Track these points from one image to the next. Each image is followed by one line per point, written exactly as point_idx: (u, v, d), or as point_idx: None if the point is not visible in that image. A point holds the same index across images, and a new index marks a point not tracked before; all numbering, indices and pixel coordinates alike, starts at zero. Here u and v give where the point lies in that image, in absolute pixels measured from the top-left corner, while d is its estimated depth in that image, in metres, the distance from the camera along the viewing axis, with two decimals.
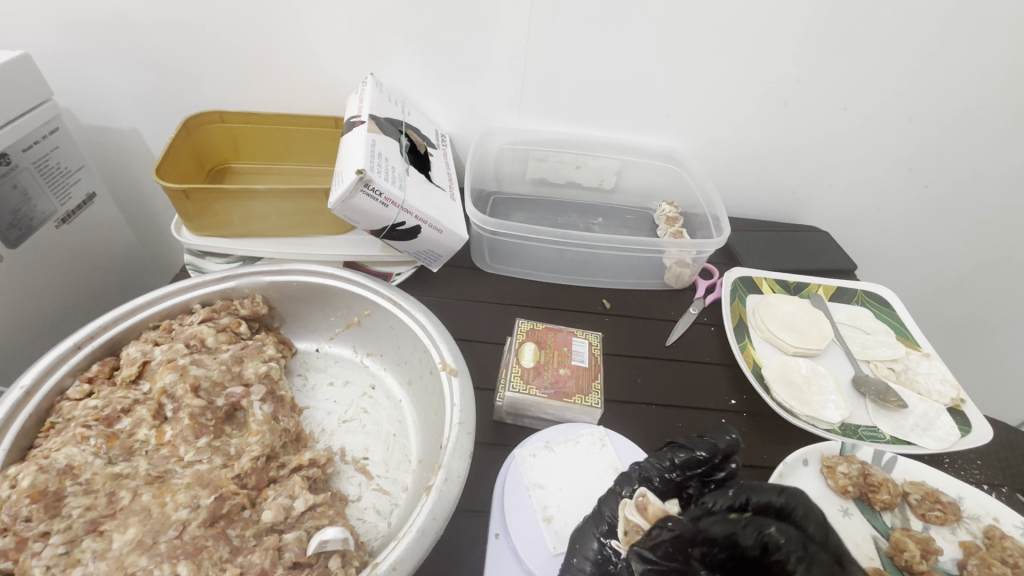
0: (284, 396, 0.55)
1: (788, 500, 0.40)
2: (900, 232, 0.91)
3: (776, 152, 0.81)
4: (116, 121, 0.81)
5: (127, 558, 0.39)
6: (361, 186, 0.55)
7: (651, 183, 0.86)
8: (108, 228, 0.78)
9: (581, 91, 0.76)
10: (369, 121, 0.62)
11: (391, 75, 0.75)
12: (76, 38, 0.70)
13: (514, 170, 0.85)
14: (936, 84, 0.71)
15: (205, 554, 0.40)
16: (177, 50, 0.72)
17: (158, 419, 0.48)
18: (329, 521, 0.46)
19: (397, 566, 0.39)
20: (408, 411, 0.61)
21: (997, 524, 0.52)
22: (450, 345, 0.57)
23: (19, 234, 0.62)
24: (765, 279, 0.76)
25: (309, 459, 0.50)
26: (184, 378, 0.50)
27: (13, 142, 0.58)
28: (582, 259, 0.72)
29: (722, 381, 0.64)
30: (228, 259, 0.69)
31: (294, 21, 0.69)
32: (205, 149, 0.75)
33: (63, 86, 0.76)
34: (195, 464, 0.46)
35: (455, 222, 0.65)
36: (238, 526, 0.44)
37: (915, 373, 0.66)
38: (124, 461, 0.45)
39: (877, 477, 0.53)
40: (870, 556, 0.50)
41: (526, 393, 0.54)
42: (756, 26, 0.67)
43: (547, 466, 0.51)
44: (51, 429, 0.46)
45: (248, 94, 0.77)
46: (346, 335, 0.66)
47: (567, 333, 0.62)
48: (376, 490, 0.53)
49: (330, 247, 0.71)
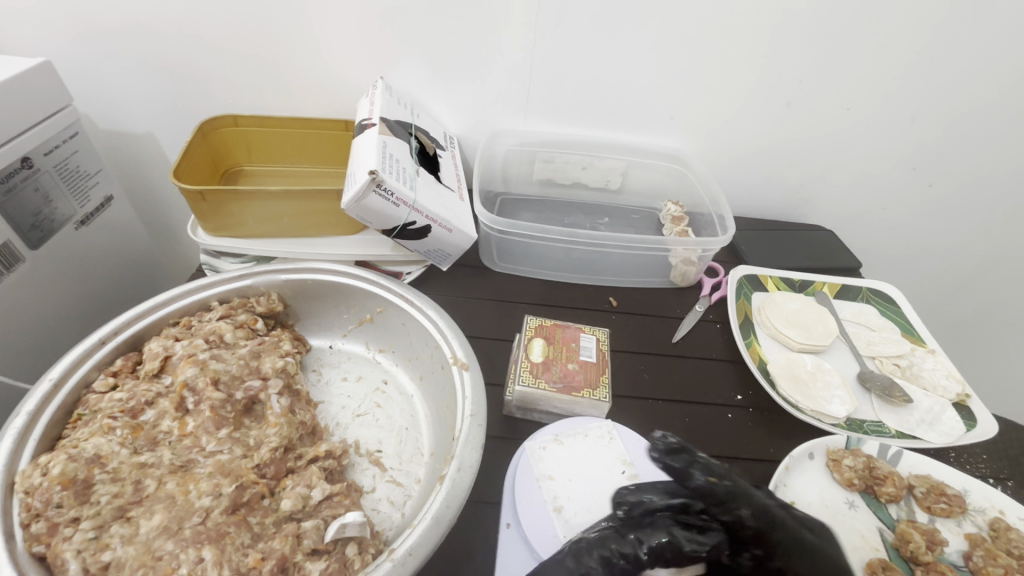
0: (300, 390, 0.57)
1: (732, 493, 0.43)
2: (906, 231, 0.92)
3: (779, 152, 0.82)
4: (131, 126, 0.84)
5: (154, 543, 0.41)
6: (373, 186, 0.57)
7: (656, 183, 0.87)
8: (126, 230, 0.80)
9: (588, 92, 0.77)
10: (380, 124, 0.63)
11: (400, 79, 0.76)
12: (94, 45, 0.73)
13: (521, 171, 0.86)
14: (939, 85, 0.72)
15: (228, 540, 0.42)
16: (191, 57, 0.74)
17: (180, 411, 0.49)
18: (345, 509, 0.47)
19: (412, 552, 0.40)
20: (420, 405, 0.62)
21: (1002, 516, 0.52)
22: (460, 340, 0.58)
23: (41, 236, 0.64)
24: (770, 278, 0.77)
25: (325, 451, 0.52)
26: (205, 371, 0.51)
27: (35, 148, 0.60)
28: (589, 258, 0.74)
29: (728, 377, 0.65)
30: (242, 258, 0.71)
31: (307, 29, 0.71)
32: (219, 151, 0.77)
33: (80, 93, 0.79)
34: (216, 454, 0.48)
35: (464, 221, 0.67)
36: (258, 514, 0.45)
37: (921, 369, 0.66)
38: (149, 451, 0.47)
39: (883, 470, 0.54)
40: (875, 547, 0.51)
41: (535, 387, 0.55)
42: (760, 26, 0.68)
43: (557, 458, 0.52)
44: (78, 421, 0.48)
45: (260, 98, 0.79)
46: (359, 332, 0.68)
47: (574, 329, 0.63)
48: (390, 482, 0.55)
49: (342, 246, 0.72)
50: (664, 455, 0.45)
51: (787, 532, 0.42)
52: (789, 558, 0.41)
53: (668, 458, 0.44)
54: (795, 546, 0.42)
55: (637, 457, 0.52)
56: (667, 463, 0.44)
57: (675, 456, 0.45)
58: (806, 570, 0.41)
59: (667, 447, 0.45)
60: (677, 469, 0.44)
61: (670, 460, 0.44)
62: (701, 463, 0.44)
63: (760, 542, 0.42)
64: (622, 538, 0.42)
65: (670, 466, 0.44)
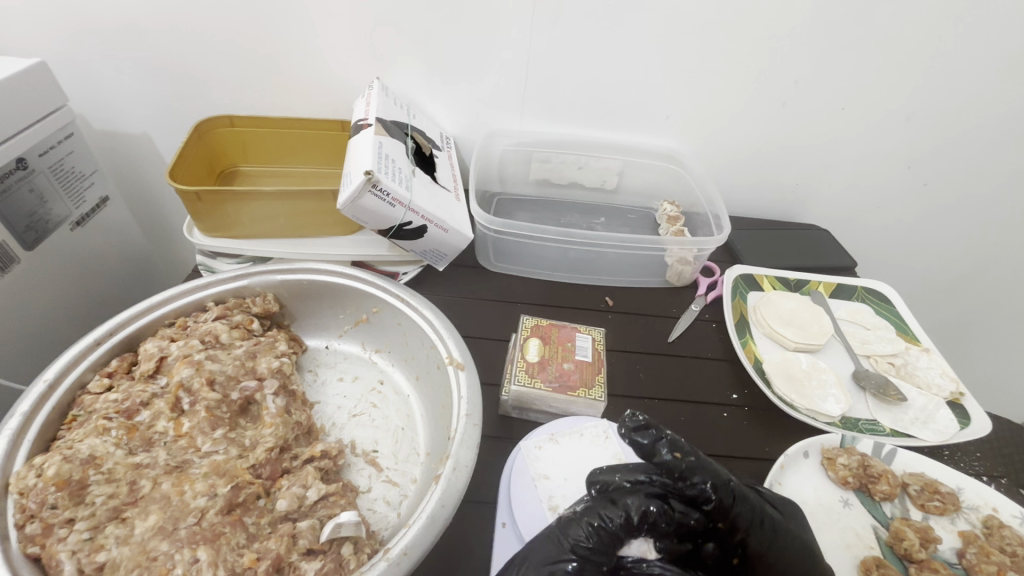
0: (296, 391, 0.57)
1: (698, 468, 0.42)
2: (901, 231, 0.92)
3: (774, 153, 0.82)
4: (127, 127, 0.83)
5: (149, 543, 0.41)
6: (369, 186, 0.57)
7: (652, 183, 0.88)
8: (121, 230, 0.80)
9: (584, 92, 0.77)
10: (376, 124, 0.64)
11: (396, 78, 0.76)
12: (90, 45, 0.72)
13: (517, 171, 0.86)
14: (933, 85, 0.73)
15: (223, 539, 0.42)
16: (188, 58, 0.74)
17: (175, 412, 0.49)
18: (340, 509, 0.47)
19: (407, 551, 0.40)
20: (416, 405, 0.63)
21: (996, 514, 0.53)
22: (456, 340, 0.58)
23: (35, 237, 0.63)
24: (766, 277, 0.77)
25: (321, 451, 0.52)
26: (201, 372, 0.51)
27: (30, 148, 0.60)
28: (585, 258, 0.74)
29: (723, 377, 0.65)
30: (238, 259, 0.71)
31: (302, 29, 0.71)
32: (215, 152, 0.76)
33: (76, 93, 0.79)
34: (212, 454, 0.48)
35: (460, 221, 0.67)
36: (253, 514, 0.45)
37: (915, 368, 0.66)
38: (144, 452, 0.47)
39: (877, 468, 0.54)
40: (869, 545, 0.51)
41: (530, 386, 0.55)
42: (755, 26, 0.68)
43: (553, 457, 0.52)
44: (73, 421, 0.48)
45: (256, 99, 0.79)
46: (355, 332, 0.68)
47: (570, 329, 0.63)
48: (385, 482, 0.55)
49: (339, 247, 0.72)
50: (632, 432, 0.43)
51: (752, 508, 0.43)
52: (750, 531, 0.42)
53: (637, 435, 0.43)
54: (757, 519, 0.43)
55: (633, 457, 0.52)
56: (633, 440, 0.43)
57: (643, 434, 0.43)
58: (764, 543, 0.42)
59: (637, 425, 0.43)
60: (644, 446, 0.43)
61: (640, 438, 0.43)
62: (668, 440, 0.43)
63: (724, 515, 0.42)
64: (611, 507, 0.42)
65: (637, 443, 0.43)
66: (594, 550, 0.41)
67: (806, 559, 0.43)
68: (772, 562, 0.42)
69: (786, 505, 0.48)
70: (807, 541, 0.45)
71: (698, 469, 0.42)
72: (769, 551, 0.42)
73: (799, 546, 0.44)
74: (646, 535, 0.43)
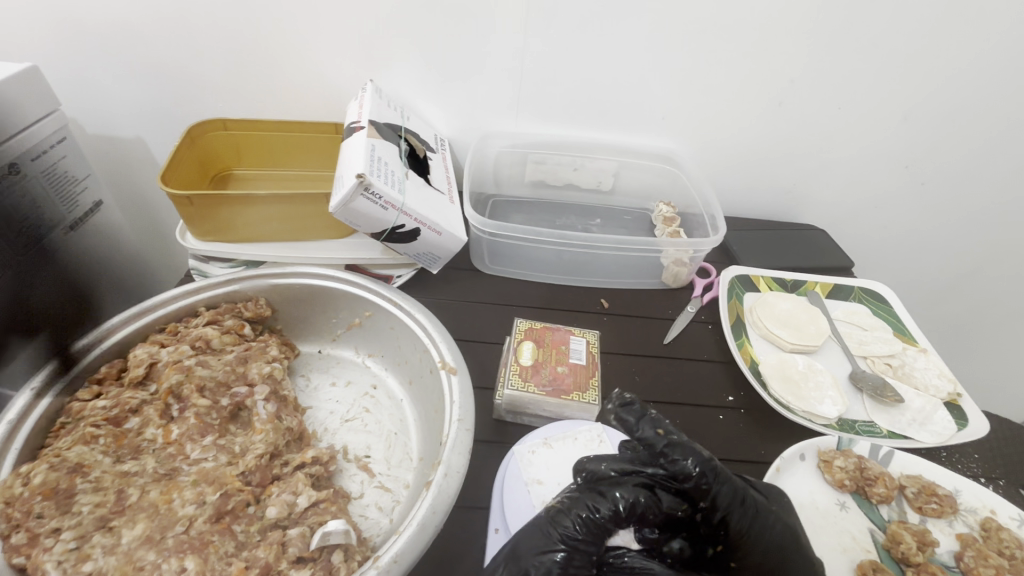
0: (288, 396, 0.56)
1: (678, 446, 0.43)
2: (898, 230, 0.92)
3: (771, 152, 0.82)
4: (121, 130, 0.83)
5: (136, 552, 0.40)
6: (361, 190, 0.56)
7: (649, 184, 0.87)
8: (114, 234, 0.79)
9: (578, 93, 0.77)
10: (368, 127, 0.63)
11: (390, 80, 0.76)
12: (83, 49, 0.72)
13: (513, 172, 0.86)
14: (929, 84, 0.72)
15: (211, 548, 0.41)
16: (181, 61, 0.74)
17: (164, 419, 0.49)
18: (331, 516, 0.47)
19: (397, 559, 0.40)
20: (410, 410, 0.62)
21: (994, 516, 0.52)
22: (450, 345, 0.58)
23: (27, 242, 0.63)
24: (762, 278, 0.77)
25: (312, 457, 0.51)
26: (190, 378, 0.51)
27: (22, 153, 0.60)
28: (580, 260, 0.73)
29: (719, 378, 0.65)
30: (231, 263, 0.70)
31: (295, 32, 0.70)
32: (209, 155, 0.76)
33: (69, 96, 0.78)
34: (201, 461, 0.48)
35: (454, 224, 0.66)
36: (242, 522, 0.45)
37: (912, 369, 0.66)
38: (132, 459, 0.47)
39: (874, 471, 0.54)
40: (866, 548, 0.51)
41: (524, 390, 0.55)
42: (751, 26, 0.68)
43: (546, 462, 0.52)
44: (61, 429, 0.48)
45: (249, 101, 0.79)
46: (349, 336, 0.67)
47: (564, 332, 0.62)
48: (378, 488, 0.54)
49: (332, 250, 0.72)
50: (620, 410, 0.46)
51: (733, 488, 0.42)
52: (730, 509, 0.42)
53: (621, 413, 0.46)
54: (739, 497, 0.42)
55: None
56: (620, 417, 0.45)
57: (630, 411, 0.45)
58: (744, 522, 0.42)
59: (624, 403, 0.46)
60: (629, 422, 0.45)
61: (622, 414, 0.45)
62: (652, 417, 0.45)
63: (704, 494, 0.42)
64: (599, 499, 0.42)
65: (623, 419, 0.45)
66: (584, 541, 0.41)
67: (787, 542, 0.43)
68: (752, 540, 0.42)
69: (773, 493, 0.48)
70: (790, 524, 0.44)
71: (679, 448, 0.43)
72: (749, 532, 0.42)
73: (782, 529, 0.43)
74: (631, 525, 0.42)
